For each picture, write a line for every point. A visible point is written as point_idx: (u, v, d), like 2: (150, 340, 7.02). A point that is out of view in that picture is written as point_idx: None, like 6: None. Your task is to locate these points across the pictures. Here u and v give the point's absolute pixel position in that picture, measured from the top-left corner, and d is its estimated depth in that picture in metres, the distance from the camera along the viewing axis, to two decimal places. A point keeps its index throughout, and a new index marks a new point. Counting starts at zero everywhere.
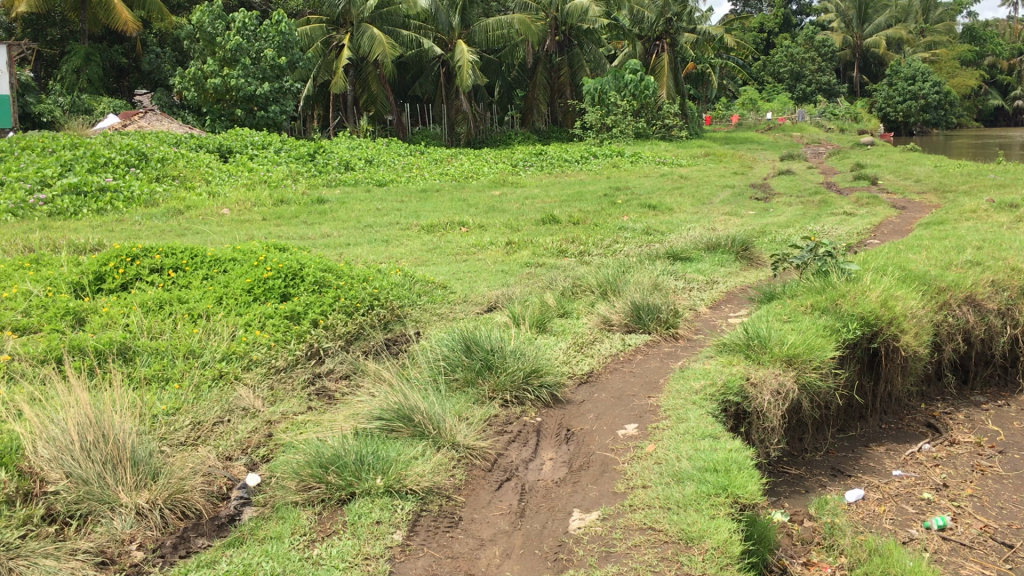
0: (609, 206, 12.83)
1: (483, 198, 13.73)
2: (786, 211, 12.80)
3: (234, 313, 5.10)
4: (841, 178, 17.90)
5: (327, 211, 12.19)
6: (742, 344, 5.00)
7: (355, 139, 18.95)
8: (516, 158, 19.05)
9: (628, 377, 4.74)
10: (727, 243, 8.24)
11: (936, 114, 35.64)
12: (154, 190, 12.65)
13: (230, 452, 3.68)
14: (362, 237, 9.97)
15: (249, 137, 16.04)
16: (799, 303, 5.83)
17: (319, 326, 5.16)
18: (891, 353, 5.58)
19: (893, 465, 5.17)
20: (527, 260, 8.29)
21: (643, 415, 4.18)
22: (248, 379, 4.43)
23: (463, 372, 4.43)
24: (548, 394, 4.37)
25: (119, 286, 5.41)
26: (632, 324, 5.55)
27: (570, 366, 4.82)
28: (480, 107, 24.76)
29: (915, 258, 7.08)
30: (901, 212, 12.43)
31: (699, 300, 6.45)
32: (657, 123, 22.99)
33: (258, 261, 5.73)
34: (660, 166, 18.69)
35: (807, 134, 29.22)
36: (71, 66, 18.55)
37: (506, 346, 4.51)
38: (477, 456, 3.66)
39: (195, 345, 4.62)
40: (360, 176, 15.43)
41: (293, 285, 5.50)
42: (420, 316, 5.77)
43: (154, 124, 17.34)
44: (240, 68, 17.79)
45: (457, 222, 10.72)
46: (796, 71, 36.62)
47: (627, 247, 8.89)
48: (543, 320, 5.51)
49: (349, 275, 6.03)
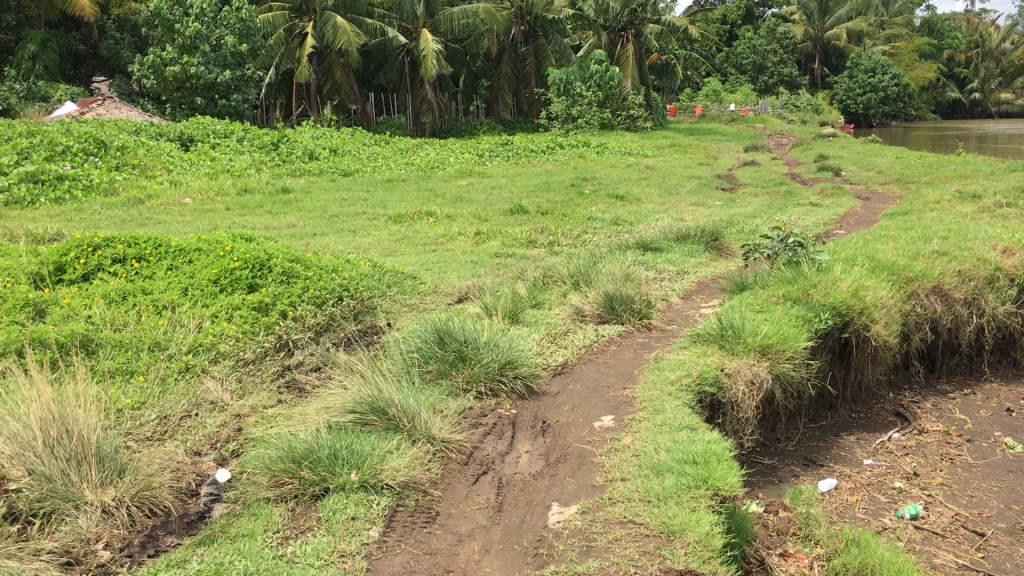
0: (577, 196, 12.81)
1: (450, 188, 13.64)
2: (752, 201, 12.86)
3: (201, 304, 4.99)
4: (805, 169, 18.03)
5: (292, 202, 12.03)
6: (716, 335, 5.00)
7: (319, 128, 18.74)
8: (482, 147, 18.96)
9: (602, 368, 4.70)
10: (696, 234, 8.25)
11: (895, 106, 36.09)
12: (113, 178, 12.41)
13: (198, 447, 3.58)
14: (328, 227, 9.85)
15: (212, 125, 15.78)
16: (770, 293, 5.83)
17: (288, 318, 5.07)
18: (861, 343, 5.60)
19: (864, 455, 5.21)
20: (497, 250, 8.22)
21: (619, 407, 4.14)
22: (217, 372, 4.33)
23: (436, 364, 4.36)
24: (523, 386, 4.32)
25: (79, 277, 5.27)
26: (605, 315, 5.52)
27: (545, 357, 4.77)
28: (445, 96, 24.61)
29: (884, 249, 7.13)
30: (865, 202, 12.54)
31: (670, 290, 6.43)
32: (622, 114, 23.05)
33: (224, 250, 5.61)
34: (626, 156, 18.73)
35: (770, 125, 29.44)
36: (27, 53, 18.13)
37: (480, 337, 4.45)
38: (453, 449, 3.60)
39: (160, 337, 4.50)
40: (324, 165, 15.25)
41: (261, 275, 5.40)
42: (390, 306, 5.70)
43: (114, 112, 16.99)
44: (201, 56, 17.50)
45: (424, 212, 10.62)
46: (758, 63, 36.94)
47: (596, 237, 8.87)
48: (516, 310, 5.45)
49: (318, 265, 5.95)
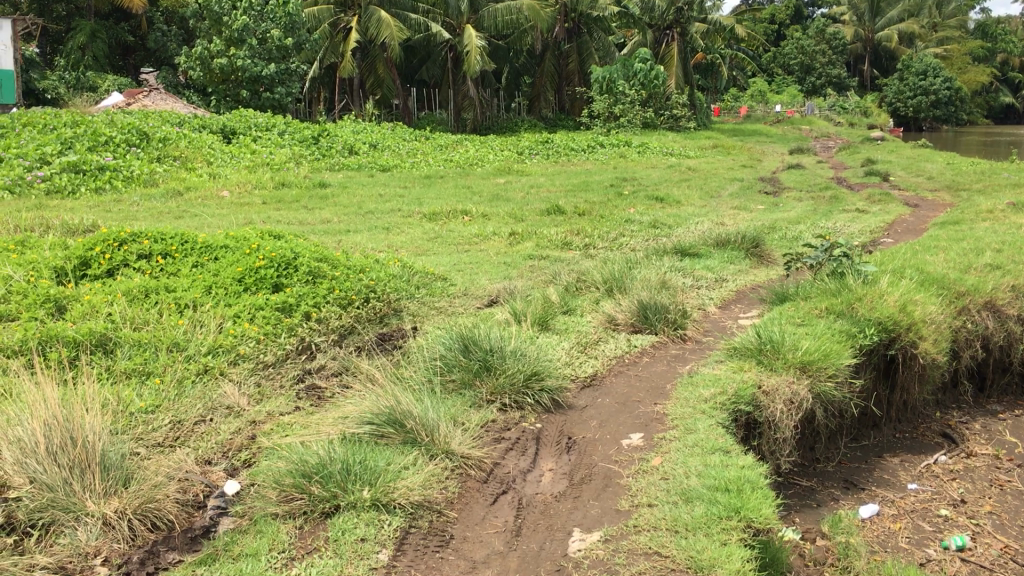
0: (616, 197, 12.61)
1: (488, 186, 13.50)
2: (796, 206, 12.55)
3: (224, 304, 4.87)
4: (852, 173, 17.63)
5: (329, 196, 11.96)
6: (754, 349, 4.78)
7: (360, 122, 18.70)
8: (522, 145, 18.78)
9: (633, 381, 4.51)
10: (737, 239, 8.00)
11: (946, 110, 35.24)
12: (154, 170, 12.43)
13: (210, 455, 3.45)
14: (363, 223, 9.75)
15: (253, 118, 15.77)
16: (813, 305, 5.59)
17: (311, 319, 4.95)
18: (908, 360, 5.35)
19: (908, 478, 4.96)
20: (531, 252, 8.05)
21: (649, 424, 3.95)
22: (236, 375, 4.20)
23: (460, 373, 4.20)
24: (549, 400, 4.15)
25: (104, 272, 5.17)
26: (638, 324, 5.31)
27: (573, 368, 4.59)
28: (487, 93, 24.47)
29: (933, 260, 6.84)
30: (914, 209, 12.18)
31: (707, 299, 6.21)
32: (664, 114, 22.76)
33: (250, 248, 5.50)
34: (668, 157, 18.45)
35: (816, 127, 28.91)
36: (76, 43, 18.30)
37: (506, 346, 4.29)
38: (472, 466, 3.44)
39: (181, 338, 4.39)
40: (363, 160, 15.19)
41: (286, 274, 5.29)
42: (417, 309, 5.56)
43: (158, 102, 17.06)
44: (247, 49, 17.53)
45: (460, 211, 10.48)
46: (805, 64, 36.38)
47: (634, 240, 8.66)
48: (545, 317, 5.27)
49: (345, 264, 5.83)
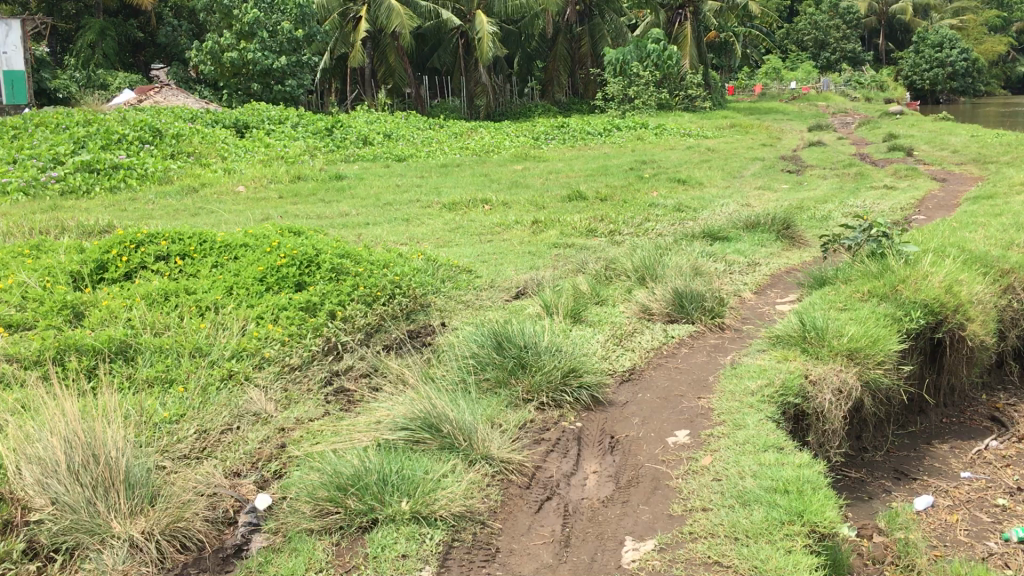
0: (636, 180, 12.41)
1: (505, 173, 13.32)
2: (820, 184, 12.31)
3: (246, 305, 4.72)
4: (875, 149, 17.32)
5: (345, 188, 11.82)
6: (798, 336, 4.59)
7: (373, 113, 18.51)
8: (538, 130, 18.56)
9: (673, 375, 4.32)
10: (767, 222, 7.78)
11: (964, 82, 34.70)
12: (168, 167, 12.31)
13: (238, 467, 3.30)
14: (381, 216, 9.59)
15: (266, 112, 15.62)
16: (854, 288, 5.37)
17: (336, 318, 4.81)
18: (956, 343, 5.13)
19: (960, 466, 4.77)
20: (556, 240, 7.86)
21: (695, 420, 3.77)
22: (261, 380, 4.06)
23: (494, 372, 4.03)
24: (588, 397, 3.97)
25: (122, 275, 5.04)
26: (674, 314, 5.12)
27: (610, 362, 4.40)
28: (500, 79, 24.24)
29: (973, 237, 6.61)
30: (943, 184, 11.91)
31: (742, 285, 6.01)
32: (680, 94, 22.46)
33: (271, 246, 5.35)
34: (685, 138, 18.20)
35: (833, 103, 28.53)
36: (86, 41, 18.21)
37: (540, 342, 4.11)
38: (513, 471, 3.28)
39: (203, 342, 4.24)
40: (378, 151, 15.03)
41: (309, 272, 5.14)
42: (444, 304, 5.41)
43: (170, 98, 16.93)
44: (258, 42, 17.38)
45: (480, 199, 10.29)
46: (819, 40, 35.93)
47: (659, 225, 8.46)
48: (578, 309, 5.09)
49: (368, 259, 5.68)
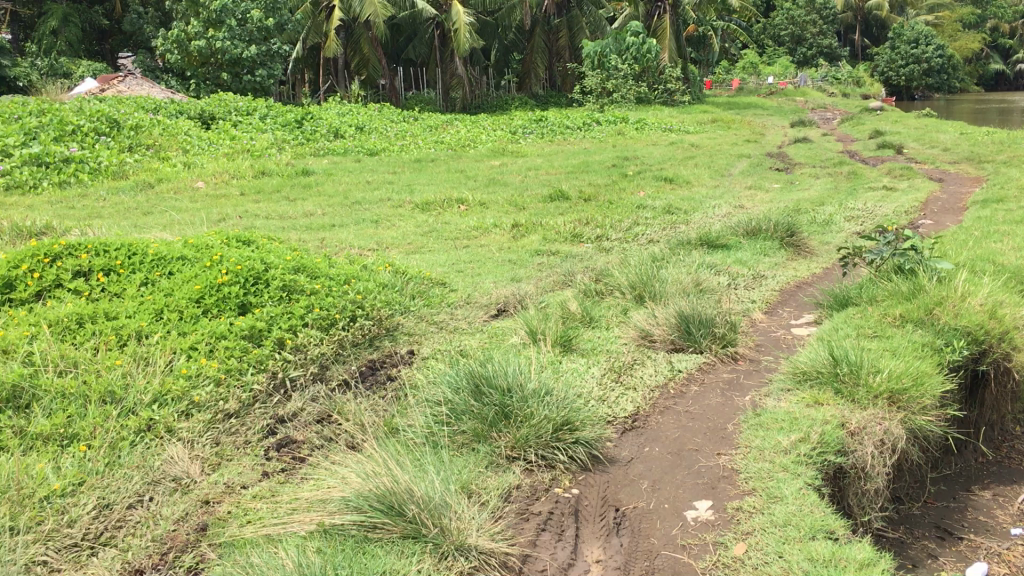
0: (622, 178, 11.76)
1: (482, 169, 12.59)
2: (814, 184, 11.68)
3: (177, 333, 3.98)
4: (863, 146, 16.78)
5: (312, 185, 11.05)
6: (828, 374, 3.90)
7: (345, 104, 17.70)
8: (515, 124, 17.82)
9: (684, 422, 3.63)
10: (769, 228, 7.12)
11: (939, 79, 34.37)
12: (123, 160, 11.44)
13: (143, 562, 2.58)
14: (349, 216, 8.84)
15: (232, 102, 14.76)
16: (882, 311, 4.70)
17: (286, 347, 4.11)
18: (1002, 376, 4.38)
19: (1010, 521, 3.91)
20: (539, 247, 7.16)
21: (717, 486, 3.09)
22: (187, 432, 3.33)
23: (472, 423, 3.32)
24: (586, 454, 3.27)
25: (33, 295, 4.25)
26: (680, 341, 4.43)
27: (609, 405, 3.71)
28: (476, 71, 23.48)
29: (1001, 247, 5.98)
30: (942, 185, 11.33)
31: (750, 303, 5.33)
32: (659, 88, 21.67)
33: (211, 260, 4.62)
34: (667, 133, 17.54)
35: (813, 99, 28.07)
36: (48, 27, 17.25)
37: (528, 384, 3.41)
38: (496, 566, 2.58)
39: (117, 383, 3.49)
40: (350, 144, 14.25)
41: (254, 293, 4.43)
42: (414, 327, 4.73)
43: (134, 87, 15.96)
44: (226, 30, 16.47)
45: (455, 199, 9.57)
46: (796, 34, 35.46)
47: (650, 230, 7.79)
48: (568, 335, 4.39)
49: (327, 273, 4.97)
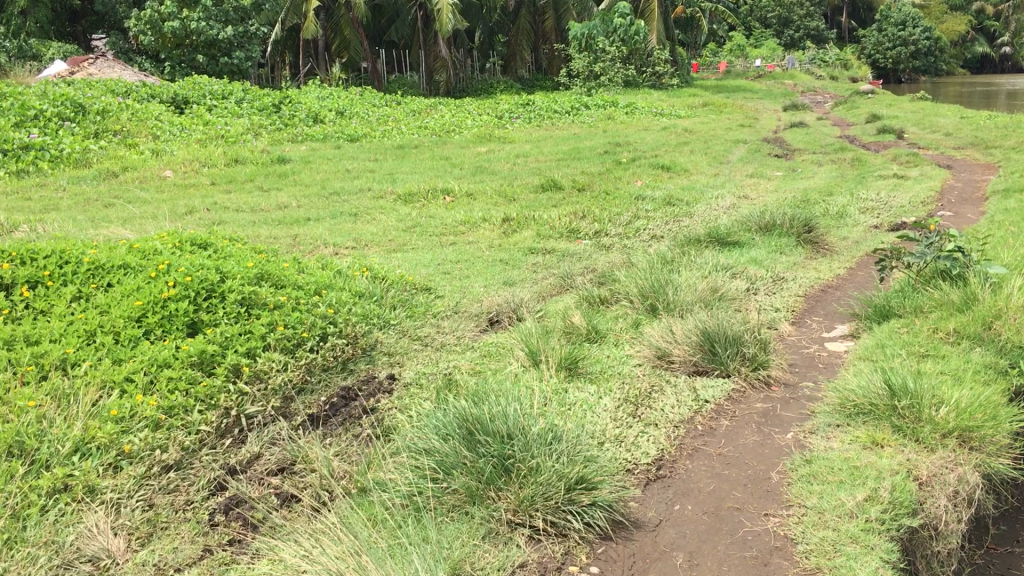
0: (615, 166, 11.14)
1: (467, 156, 11.96)
2: (817, 171, 11.10)
3: (110, 361, 3.35)
4: (860, 130, 16.19)
5: (288, 174, 10.36)
6: (884, 407, 3.27)
7: (326, 88, 16.95)
8: (501, 108, 17.14)
9: (718, 469, 3.03)
10: (784, 223, 6.51)
11: (925, 61, 33.81)
12: (87, 148, 10.70)
13: None
14: (326, 209, 8.19)
15: (207, 86, 13.99)
16: (932, 325, 4.09)
17: (243, 374, 3.49)
18: None
19: None
20: (532, 244, 6.52)
21: (773, 563, 2.49)
22: (113, 492, 2.71)
23: (465, 480, 2.71)
24: (607, 518, 2.65)
25: None
26: (703, 363, 3.83)
27: (628, 448, 3.11)
28: (461, 53, 22.75)
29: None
30: (953, 172, 10.75)
31: (775, 312, 4.74)
32: (647, 71, 20.95)
33: (157, 270, 4.00)
34: (659, 117, 16.92)
35: (801, 82, 27.48)
36: (16, 8, 16.37)
37: (533, 429, 2.81)
38: None
39: (28, 430, 2.86)
40: (330, 130, 13.55)
41: (207, 309, 3.82)
42: (395, 345, 4.12)
43: (105, 71, 15.13)
44: (202, 10, 15.65)
45: (440, 189, 8.92)
46: (783, 17, 34.86)
47: (652, 224, 7.18)
48: (574, 357, 3.78)
49: (294, 282, 4.35)
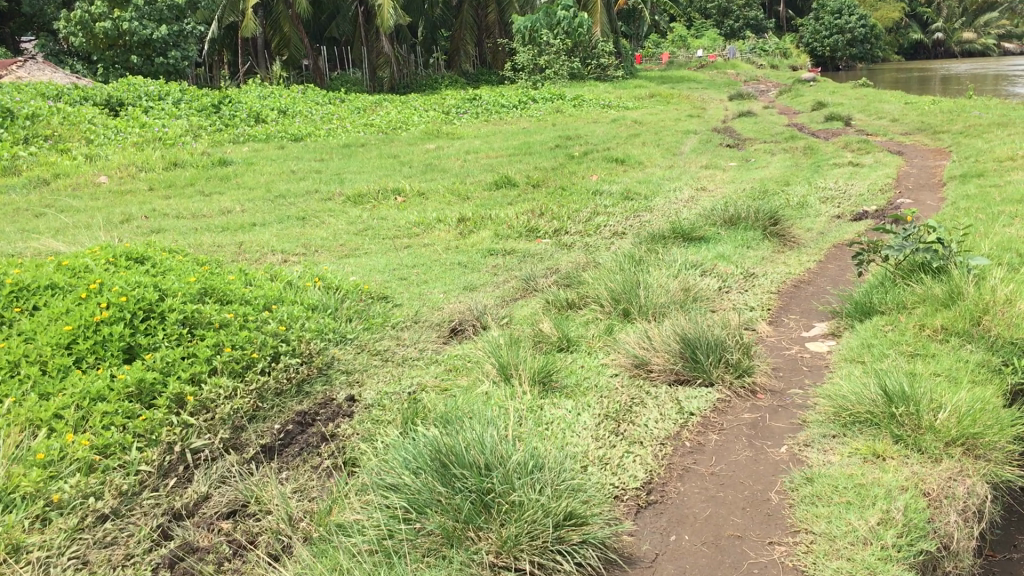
0: (568, 160, 10.91)
1: (416, 154, 11.65)
2: (770, 161, 10.99)
3: (36, 394, 3.01)
4: (808, 118, 16.17)
5: (230, 176, 9.94)
6: (882, 415, 3.06)
7: (267, 87, 16.46)
8: (447, 103, 16.81)
9: (713, 492, 2.79)
10: (749, 216, 6.31)
11: (862, 48, 34.13)
12: (16, 155, 10.16)
13: None
14: (272, 213, 7.83)
15: (143, 86, 13.44)
16: (917, 322, 3.90)
17: (187, 403, 3.18)
18: None
19: None
20: (491, 245, 6.24)
21: None
22: (41, 550, 2.39)
23: (441, 519, 2.43)
24: (598, 556, 2.40)
25: None
26: (685, 371, 3.60)
27: (614, 472, 2.86)
28: (404, 49, 22.35)
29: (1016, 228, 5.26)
30: (905, 159, 10.70)
31: (750, 311, 4.53)
32: (591, 63, 20.82)
33: (88, 290, 3.66)
34: (607, 110, 16.75)
35: (744, 71, 27.57)
36: None
37: (514, 459, 2.55)
38: None
39: None
40: (272, 129, 13.11)
41: (145, 330, 3.49)
42: (354, 362, 3.83)
43: (34, 73, 14.49)
44: (134, 9, 15.06)
45: (391, 189, 8.61)
46: (723, 7, 35.02)
47: (613, 220, 6.96)
48: (548, 370, 3.52)
49: (241, 297, 4.04)
